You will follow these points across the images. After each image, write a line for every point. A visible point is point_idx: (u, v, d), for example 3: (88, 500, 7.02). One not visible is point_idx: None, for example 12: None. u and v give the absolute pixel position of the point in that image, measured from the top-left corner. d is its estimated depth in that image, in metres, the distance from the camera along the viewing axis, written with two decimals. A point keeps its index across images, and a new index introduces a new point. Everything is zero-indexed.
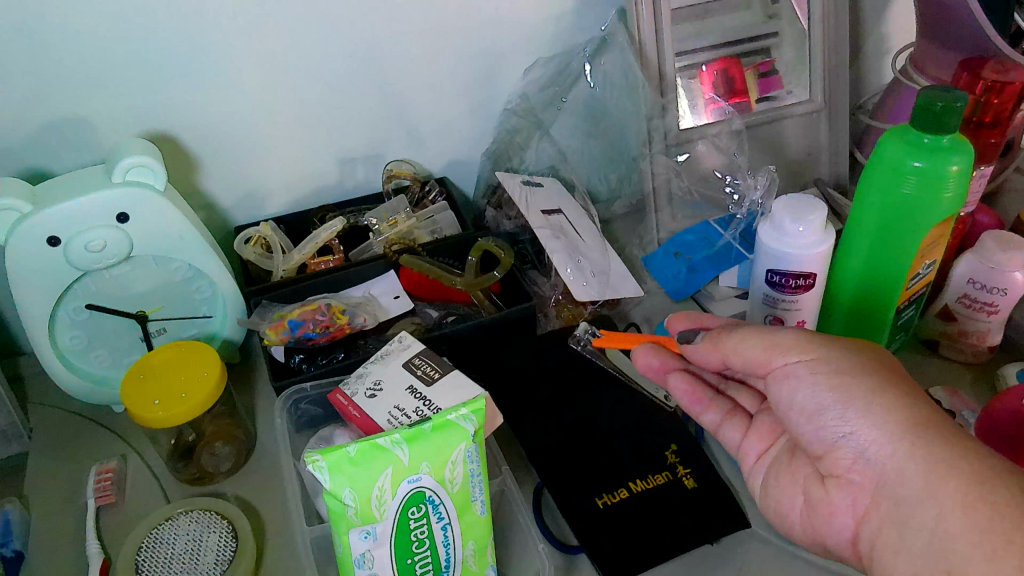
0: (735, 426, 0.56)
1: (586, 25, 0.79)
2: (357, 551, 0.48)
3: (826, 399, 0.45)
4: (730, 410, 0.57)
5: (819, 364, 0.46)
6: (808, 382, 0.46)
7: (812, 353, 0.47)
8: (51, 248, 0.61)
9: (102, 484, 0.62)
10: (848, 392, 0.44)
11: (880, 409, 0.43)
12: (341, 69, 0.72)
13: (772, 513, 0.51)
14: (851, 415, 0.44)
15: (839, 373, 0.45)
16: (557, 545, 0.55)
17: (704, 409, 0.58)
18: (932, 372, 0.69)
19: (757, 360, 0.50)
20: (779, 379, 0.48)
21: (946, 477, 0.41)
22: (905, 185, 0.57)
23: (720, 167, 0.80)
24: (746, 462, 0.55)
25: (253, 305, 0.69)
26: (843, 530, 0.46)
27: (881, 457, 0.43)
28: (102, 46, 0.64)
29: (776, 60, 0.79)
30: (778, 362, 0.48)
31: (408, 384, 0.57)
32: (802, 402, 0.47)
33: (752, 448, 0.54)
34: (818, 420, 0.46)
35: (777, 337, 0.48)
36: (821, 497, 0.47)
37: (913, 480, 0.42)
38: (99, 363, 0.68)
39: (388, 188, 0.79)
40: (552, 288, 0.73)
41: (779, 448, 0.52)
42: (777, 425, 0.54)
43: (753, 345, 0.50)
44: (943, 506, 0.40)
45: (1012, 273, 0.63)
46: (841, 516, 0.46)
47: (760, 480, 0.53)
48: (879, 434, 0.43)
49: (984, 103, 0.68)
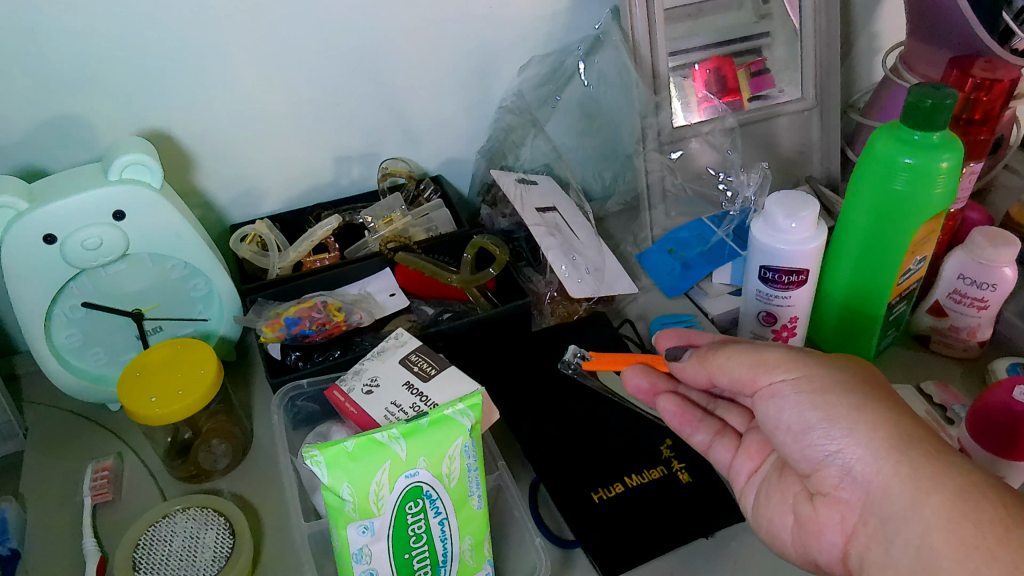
0: (725, 445, 0.56)
1: (581, 23, 0.80)
2: (355, 546, 0.48)
3: (812, 417, 0.45)
4: (719, 429, 0.57)
5: (805, 382, 0.46)
6: (793, 401, 0.46)
7: (796, 371, 0.47)
8: (48, 245, 0.61)
9: (98, 482, 0.62)
10: (835, 408, 0.44)
11: (866, 422, 0.43)
12: (336, 67, 0.73)
13: (765, 529, 0.51)
14: (836, 433, 0.44)
15: (823, 392, 0.45)
16: (554, 540, 0.56)
17: (694, 429, 0.57)
18: (925, 366, 0.70)
19: (743, 378, 0.49)
20: (765, 398, 0.48)
21: (931, 493, 0.40)
22: (897, 181, 0.58)
23: (713, 164, 0.81)
24: (737, 482, 0.54)
25: (249, 303, 0.70)
26: (833, 545, 0.46)
27: (867, 474, 0.43)
28: (97, 45, 0.64)
29: (768, 59, 0.80)
30: (764, 381, 0.48)
31: (405, 380, 0.58)
32: (788, 421, 0.47)
33: (743, 467, 0.54)
34: (805, 439, 0.46)
35: (763, 355, 0.48)
36: (810, 515, 0.47)
37: (898, 497, 0.41)
38: (96, 361, 0.68)
39: (383, 186, 0.80)
40: (547, 286, 0.73)
41: (769, 466, 0.52)
42: (766, 444, 0.54)
43: (739, 364, 0.49)
44: (927, 524, 0.40)
45: (1001, 269, 0.64)
46: (830, 534, 0.46)
47: (753, 499, 0.52)
48: (865, 451, 0.43)
49: (974, 101, 0.68)
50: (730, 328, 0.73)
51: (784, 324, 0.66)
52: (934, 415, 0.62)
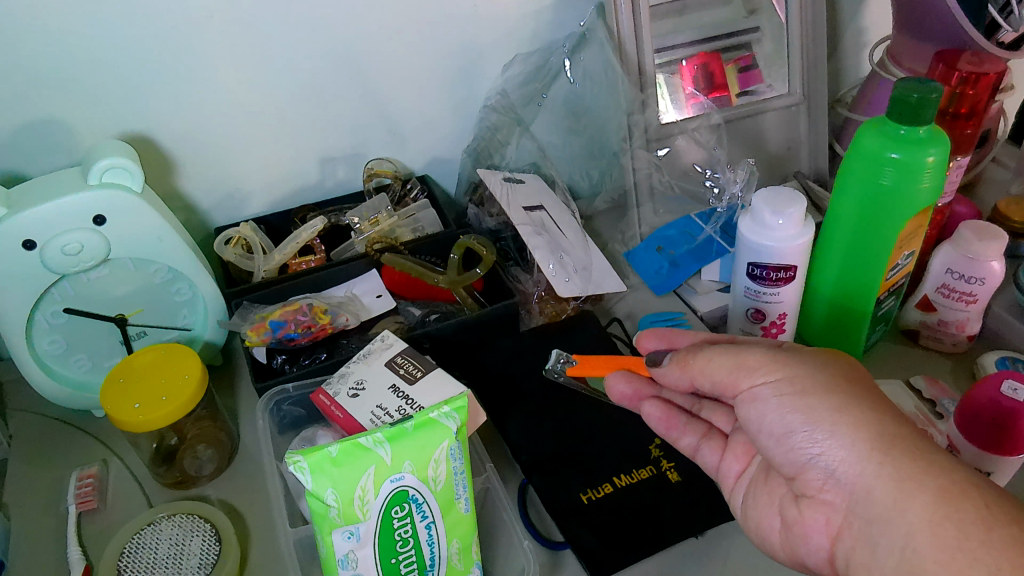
0: (712, 448, 0.55)
1: (566, 21, 0.79)
2: (340, 552, 0.48)
3: (794, 420, 0.45)
4: (706, 432, 0.56)
5: (786, 385, 0.46)
6: (774, 404, 0.46)
7: (778, 373, 0.46)
8: (28, 251, 0.61)
9: (82, 491, 0.61)
10: (816, 410, 0.44)
11: (848, 423, 0.43)
12: (320, 68, 0.72)
13: (754, 531, 0.51)
14: (819, 436, 0.44)
15: (804, 394, 0.45)
16: (542, 542, 0.56)
17: (680, 433, 0.57)
18: (913, 362, 0.70)
19: (725, 381, 0.49)
20: (747, 402, 0.48)
21: (914, 494, 0.40)
22: (884, 176, 0.57)
23: (700, 161, 0.81)
24: (726, 484, 0.54)
25: (234, 307, 0.69)
26: (820, 547, 0.46)
27: (850, 476, 0.43)
28: (75, 47, 0.63)
29: (756, 54, 0.79)
30: (746, 384, 0.48)
31: (391, 383, 0.57)
32: (771, 425, 0.46)
33: (730, 469, 0.54)
34: (788, 442, 0.45)
35: (743, 357, 0.48)
36: (796, 517, 0.47)
37: (881, 499, 0.41)
38: (79, 368, 0.68)
39: (370, 187, 0.79)
40: (535, 285, 0.73)
41: (755, 468, 0.52)
42: (751, 445, 0.53)
43: (719, 367, 0.49)
44: (911, 525, 0.40)
45: (989, 263, 0.63)
46: (816, 536, 0.46)
47: (741, 501, 0.52)
48: (848, 453, 0.43)
49: (959, 95, 0.70)
50: (718, 326, 0.73)
51: (773, 320, 0.66)
52: (923, 410, 0.62)
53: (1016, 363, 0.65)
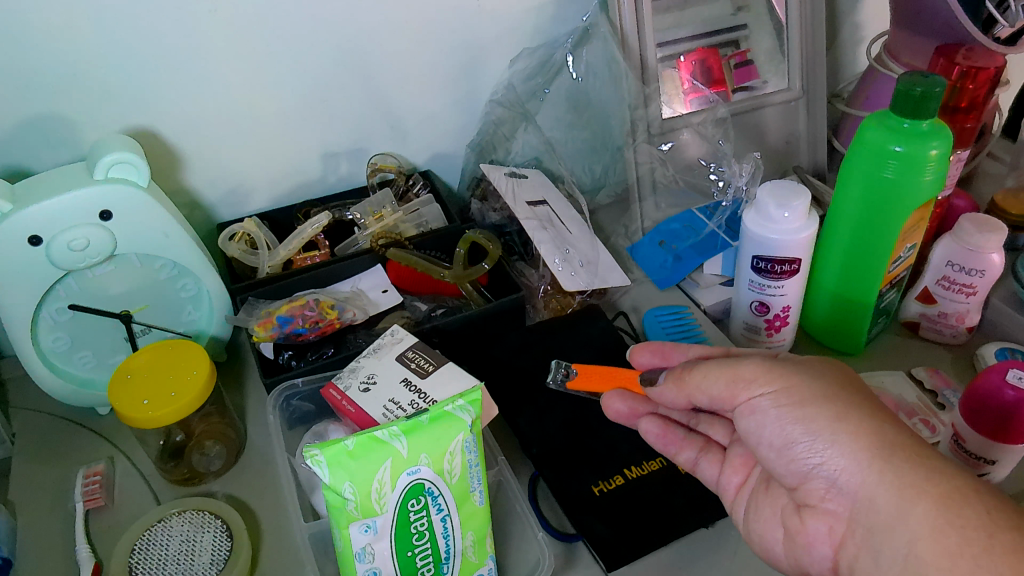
0: (711, 461, 0.55)
1: (568, 15, 0.80)
2: (358, 546, 0.48)
3: (794, 431, 0.45)
4: (704, 446, 0.56)
5: (783, 396, 0.46)
6: (773, 416, 0.46)
7: (775, 384, 0.47)
8: (34, 247, 0.60)
9: (90, 487, 0.61)
10: (816, 420, 0.44)
11: (848, 432, 0.43)
12: (324, 63, 0.72)
13: (757, 543, 0.51)
14: (820, 445, 0.44)
15: (801, 405, 0.45)
16: (556, 535, 0.56)
17: (678, 448, 0.57)
18: (915, 354, 0.71)
19: (722, 396, 0.49)
20: (744, 414, 0.48)
21: (916, 501, 0.41)
22: (888, 170, 0.58)
23: (704, 155, 0.82)
24: (726, 496, 0.54)
25: (239, 302, 0.68)
26: (823, 556, 0.46)
27: (852, 485, 0.43)
28: (78, 42, 0.63)
29: (750, 50, 0.80)
30: (744, 397, 0.48)
31: (403, 376, 0.57)
32: (769, 437, 0.47)
33: (730, 481, 0.54)
34: (789, 452, 0.46)
35: (739, 369, 0.48)
36: (797, 527, 0.47)
37: (884, 506, 0.42)
38: (84, 365, 0.67)
39: (371, 181, 0.79)
40: (541, 279, 0.74)
41: (756, 478, 0.52)
42: (750, 457, 0.53)
43: (716, 381, 0.49)
44: (914, 532, 0.40)
45: (989, 256, 0.64)
46: (819, 545, 0.46)
47: (743, 513, 0.52)
48: (851, 461, 0.43)
49: (960, 89, 0.71)
50: (722, 319, 0.74)
51: (776, 314, 0.67)
52: (925, 402, 0.64)
53: (1014, 353, 0.66)
